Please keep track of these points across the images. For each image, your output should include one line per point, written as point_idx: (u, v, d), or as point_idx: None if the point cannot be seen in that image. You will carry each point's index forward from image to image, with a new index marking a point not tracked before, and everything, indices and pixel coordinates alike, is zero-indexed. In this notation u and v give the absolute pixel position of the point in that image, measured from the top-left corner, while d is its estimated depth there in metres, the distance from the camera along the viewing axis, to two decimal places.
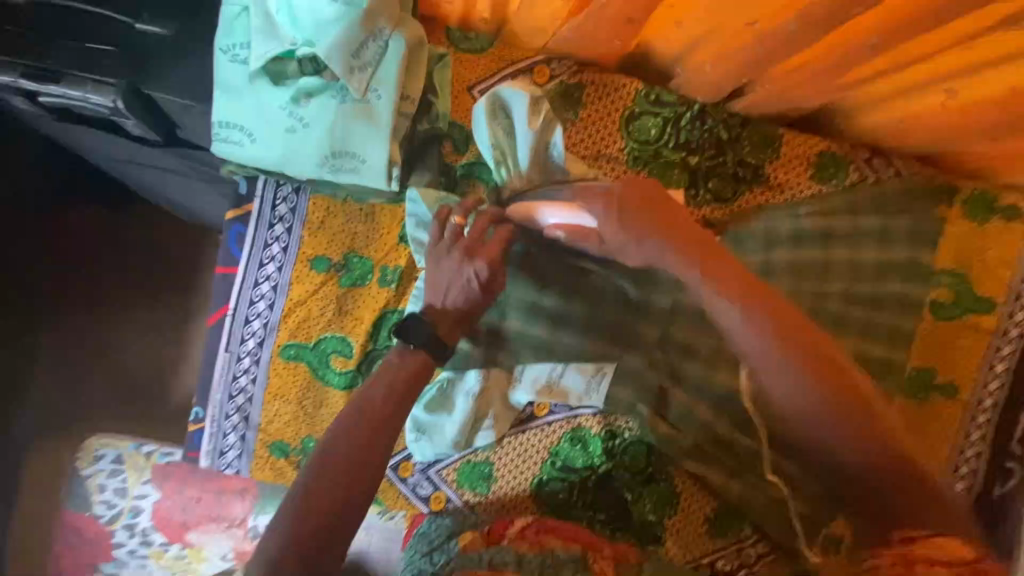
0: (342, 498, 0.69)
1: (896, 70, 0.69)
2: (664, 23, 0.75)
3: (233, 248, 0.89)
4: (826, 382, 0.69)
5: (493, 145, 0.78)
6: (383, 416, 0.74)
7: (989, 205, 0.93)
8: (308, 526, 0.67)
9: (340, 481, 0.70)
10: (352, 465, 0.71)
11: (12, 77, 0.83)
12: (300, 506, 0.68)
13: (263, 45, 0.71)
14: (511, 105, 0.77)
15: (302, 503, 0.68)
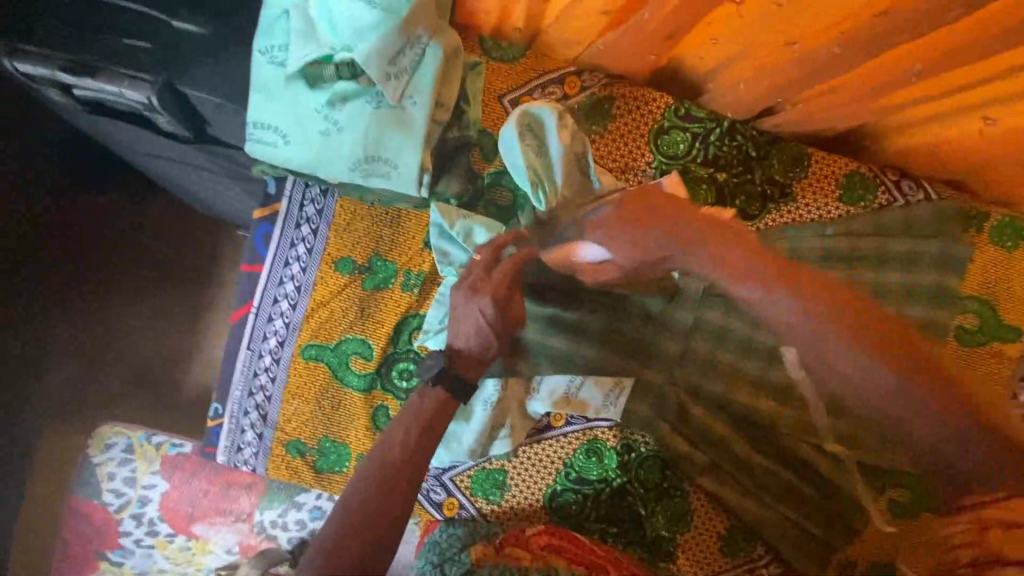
0: (384, 535, 0.63)
1: (938, 96, 0.69)
2: (702, 40, 0.75)
3: (260, 247, 0.90)
4: (919, 381, 0.52)
5: (528, 167, 0.79)
6: (414, 445, 0.68)
7: (1018, 232, 0.93)
8: (344, 556, 0.61)
9: (380, 513, 0.63)
10: (391, 495, 0.65)
11: (50, 70, 0.85)
12: (338, 536, 0.62)
13: (302, 49, 0.72)
14: (539, 125, 0.80)
15: (338, 534, 0.62)
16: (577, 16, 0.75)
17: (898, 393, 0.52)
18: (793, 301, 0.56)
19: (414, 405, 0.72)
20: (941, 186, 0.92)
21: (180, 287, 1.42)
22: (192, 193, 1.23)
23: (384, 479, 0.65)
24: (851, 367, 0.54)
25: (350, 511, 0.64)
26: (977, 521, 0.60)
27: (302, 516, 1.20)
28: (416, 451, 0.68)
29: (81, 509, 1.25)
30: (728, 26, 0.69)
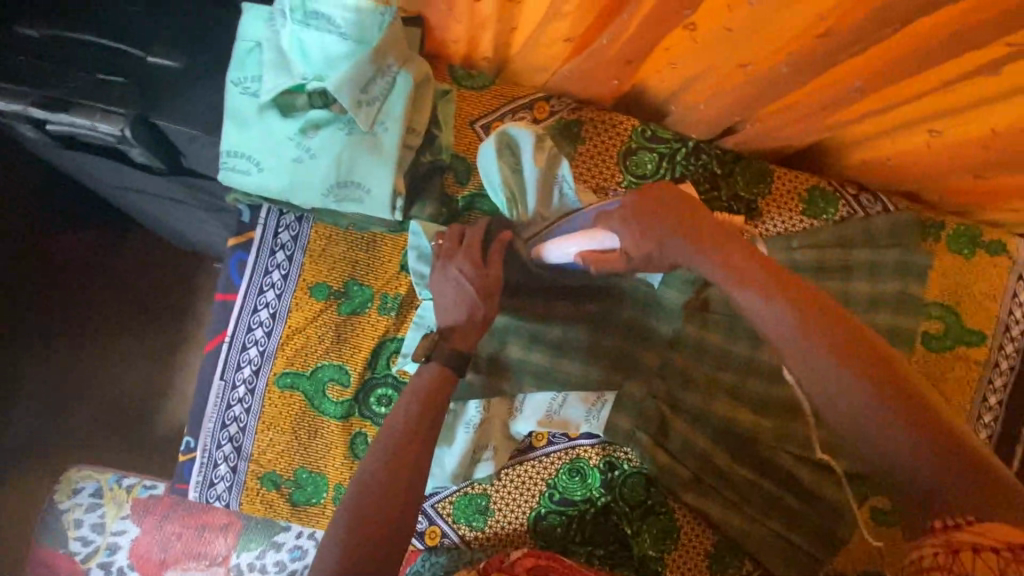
0: (396, 526, 0.64)
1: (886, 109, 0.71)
2: (662, 64, 0.77)
3: (234, 275, 0.90)
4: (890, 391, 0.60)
5: (502, 184, 0.82)
6: (419, 429, 0.69)
7: (975, 239, 0.97)
8: (355, 549, 0.61)
9: (391, 503, 0.64)
10: (401, 485, 0.65)
11: (21, 105, 0.84)
12: (349, 530, 0.62)
13: (274, 80, 0.73)
14: (517, 144, 0.82)
15: (350, 532, 0.62)
16: (540, 45, 0.77)
17: (874, 419, 0.61)
18: (801, 322, 0.63)
19: (413, 383, 0.71)
20: (899, 198, 0.96)
21: (160, 319, 1.40)
22: (169, 225, 1.23)
23: (388, 475, 0.65)
24: (849, 398, 0.62)
25: (359, 504, 0.64)
26: (948, 543, 0.56)
27: (281, 557, 1.16)
28: (416, 439, 0.68)
29: (44, 560, 1.18)
30: (685, 50, 0.71)
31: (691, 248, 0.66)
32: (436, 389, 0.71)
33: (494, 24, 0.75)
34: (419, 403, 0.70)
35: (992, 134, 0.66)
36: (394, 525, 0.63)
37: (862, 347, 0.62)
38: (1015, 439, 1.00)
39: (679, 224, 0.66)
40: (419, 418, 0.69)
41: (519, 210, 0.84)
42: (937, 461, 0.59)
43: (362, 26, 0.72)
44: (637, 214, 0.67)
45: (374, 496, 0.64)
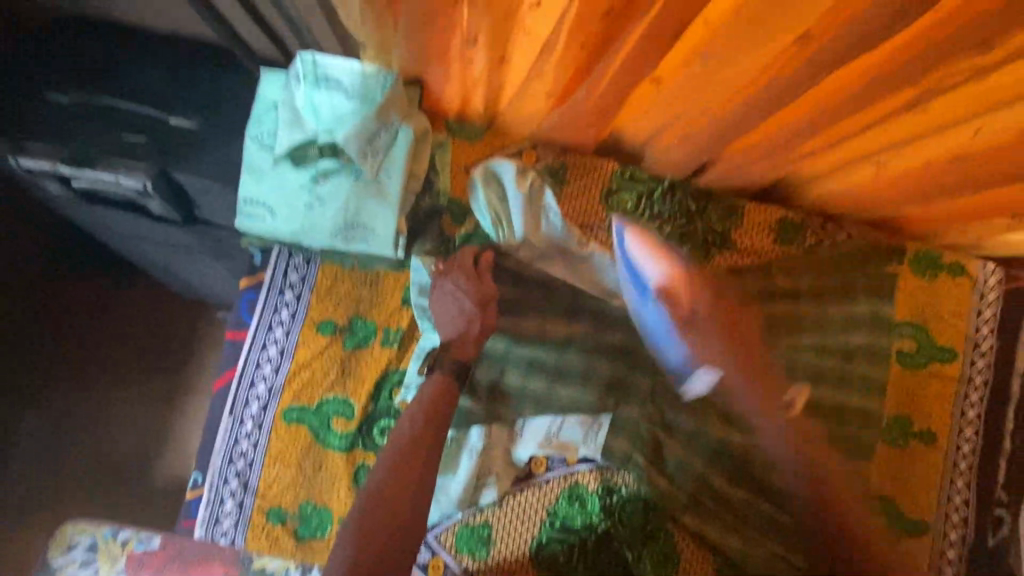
0: (399, 532, 0.75)
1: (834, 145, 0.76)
2: (634, 113, 0.86)
3: (245, 315, 0.95)
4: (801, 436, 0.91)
5: (490, 212, 0.92)
6: (424, 437, 0.81)
7: (935, 262, 1.04)
8: (371, 541, 0.74)
9: (397, 511, 0.76)
10: (405, 496, 0.77)
11: (52, 162, 0.92)
12: (360, 532, 0.75)
13: (289, 135, 0.82)
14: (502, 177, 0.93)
15: (361, 535, 0.74)
16: (524, 100, 0.86)
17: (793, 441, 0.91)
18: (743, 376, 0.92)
19: (419, 396, 0.84)
20: (864, 227, 1.03)
21: (166, 366, 1.45)
22: (179, 272, 1.29)
23: (398, 477, 0.78)
24: (775, 440, 0.93)
25: (370, 510, 0.76)
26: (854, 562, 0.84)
27: None
28: (419, 453, 0.80)
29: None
30: (652, 102, 0.79)
31: (700, 337, 0.90)
32: (438, 407, 0.83)
33: (483, 83, 0.83)
34: (424, 414, 0.82)
35: (924, 163, 0.74)
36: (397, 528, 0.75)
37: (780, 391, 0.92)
38: (999, 452, 1.03)
39: (707, 323, 0.90)
40: (423, 435, 0.81)
41: (505, 235, 0.93)
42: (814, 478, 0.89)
43: (368, 87, 0.82)
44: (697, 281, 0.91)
45: (384, 503, 0.76)
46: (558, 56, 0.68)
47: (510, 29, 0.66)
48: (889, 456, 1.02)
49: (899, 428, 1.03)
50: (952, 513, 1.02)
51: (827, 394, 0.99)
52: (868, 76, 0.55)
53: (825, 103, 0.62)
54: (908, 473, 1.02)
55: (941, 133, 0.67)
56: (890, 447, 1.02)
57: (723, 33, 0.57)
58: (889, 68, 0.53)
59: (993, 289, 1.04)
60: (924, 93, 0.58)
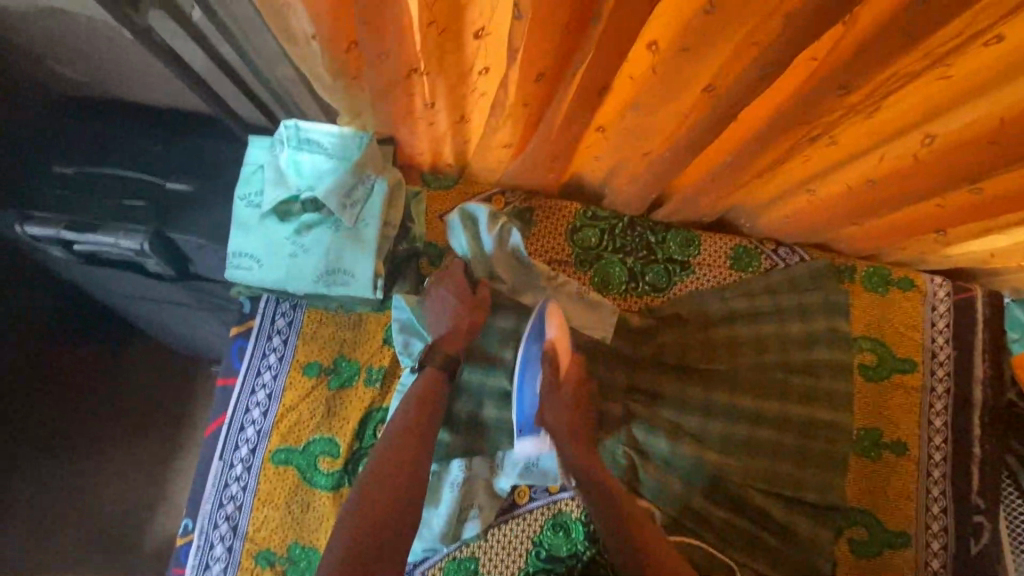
0: (394, 525, 0.79)
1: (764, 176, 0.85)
2: (588, 158, 0.95)
3: (235, 361, 1.00)
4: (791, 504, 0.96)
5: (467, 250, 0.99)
6: (418, 429, 0.85)
7: (885, 278, 1.10)
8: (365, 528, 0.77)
9: (389, 507, 0.79)
10: (400, 491, 0.80)
11: (55, 229, 0.99)
12: (355, 527, 0.77)
13: (274, 192, 0.90)
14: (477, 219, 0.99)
15: (356, 532, 0.77)
16: (488, 151, 0.94)
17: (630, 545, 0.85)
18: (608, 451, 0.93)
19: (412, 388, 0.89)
20: (813, 250, 1.11)
21: (160, 425, 1.49)
22: (173, 327, 1.34)
23: (393, 465, 0.82)
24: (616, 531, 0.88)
25: (365, 505, 0.79)
26: None
27: None
28: (413, 443, 0.84)
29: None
30: (601, 147, 0.88)
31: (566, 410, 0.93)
32: (431, 400, 0.88)
33: (449, 138, 0.92)
34: (417, 404, 0.87)
35: (848, 188, 0.82)
36: (391, 521, 0.79)
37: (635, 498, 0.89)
38: (969, 458, 1.07)
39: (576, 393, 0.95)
40: (414, 429, 0.85)
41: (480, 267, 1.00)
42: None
43: (345, 146, 0.90)
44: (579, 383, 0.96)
45: (379, 498, 0.79)
46: (509, 112, 0.77)
47: (466, 90, 0.75)
48: (864, 468, 1.05)
49: (871, 441, 1.06)
50: (932, 522, 1.04)
51: (797, 410, 1.03)
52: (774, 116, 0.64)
53: (744, 142, 0.71)
54: (884, 485, 1.04)
55: (855, 160, 0.75)
56: (864, 460, 1.05)
57: (647, 85, 0.66)
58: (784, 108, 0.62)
59: (944, 300, 1.10)
60: (823, 128, 0.66)
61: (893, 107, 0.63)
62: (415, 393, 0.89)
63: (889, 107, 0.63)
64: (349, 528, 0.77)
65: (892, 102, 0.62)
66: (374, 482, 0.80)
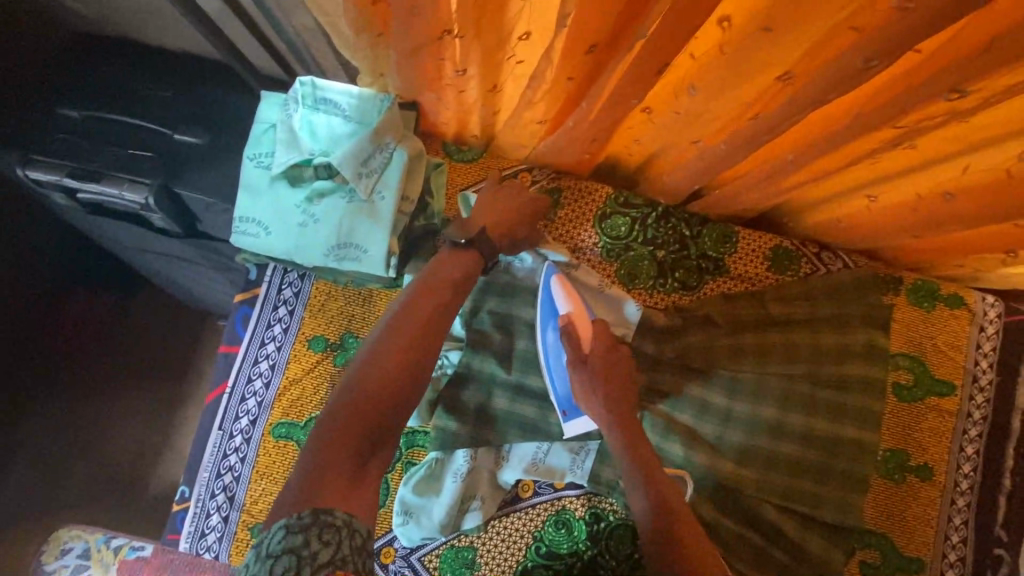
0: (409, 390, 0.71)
1: (824, 178, 0.77)
2: (627, 141, 0.87)
3: (239, 328, 0.96)
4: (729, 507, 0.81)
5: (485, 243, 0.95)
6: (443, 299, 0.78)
7: (932, 293, 1.03)
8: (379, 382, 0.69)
9: (407, 368, 0.72)
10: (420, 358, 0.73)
11: (58, 176, 0.94)
12: (368, 377, 0.69)
13: (285, 155, 0.83)
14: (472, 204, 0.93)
15: (354, 411, 0.67)
16: (519, 125, 0.86)
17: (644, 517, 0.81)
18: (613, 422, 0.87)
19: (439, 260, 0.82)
20: (857, 256, 1.03)
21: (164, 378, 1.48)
22: (181, 282, 1.31)
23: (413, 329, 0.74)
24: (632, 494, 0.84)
25: (381, 358, 0.71)
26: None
27: None
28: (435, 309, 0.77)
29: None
30: (644, 129, 0.80)
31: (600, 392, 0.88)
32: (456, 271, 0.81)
33: (479, 108, 0.84)
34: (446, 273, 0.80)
35: (916, 197, 0.74)
36: (392, 405, 0.70)
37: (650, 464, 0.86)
38: (997, 490, 1.01)
39: (604, 364, 0.89)
40: (438, 294, 0.78)
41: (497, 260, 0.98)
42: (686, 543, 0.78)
43: (365, 112, 0.85)
44: (604, 354, 0.89)
45: (382, 382, 0.69)
46: (548, 87, 0.70)
47: (503, 59, 0.68)
48: (884, 490, 1.00)
49: (895, 463, 1.01)
50: (950, 551, 1.00)
51: (822, 425, 0.97)
52: (861, 114, 0.55)
53: (814, 140, 0.63)
54: (904, 509, 1.00)
55: (931, 167, 0.67)
56: (886, 482, 1.00)
57: (711, 68, 0.59)
58: (873, 107, 0.54)
59: (993, 322, 1.02)
60: (907, 133, 0.58)
61: (994, 112, 0.54)
62: (432, 264, 0.82)
63: (987, 113, 0.54)
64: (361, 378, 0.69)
65: (995, 108, 0.53)
66: (378, 363, 0.71)
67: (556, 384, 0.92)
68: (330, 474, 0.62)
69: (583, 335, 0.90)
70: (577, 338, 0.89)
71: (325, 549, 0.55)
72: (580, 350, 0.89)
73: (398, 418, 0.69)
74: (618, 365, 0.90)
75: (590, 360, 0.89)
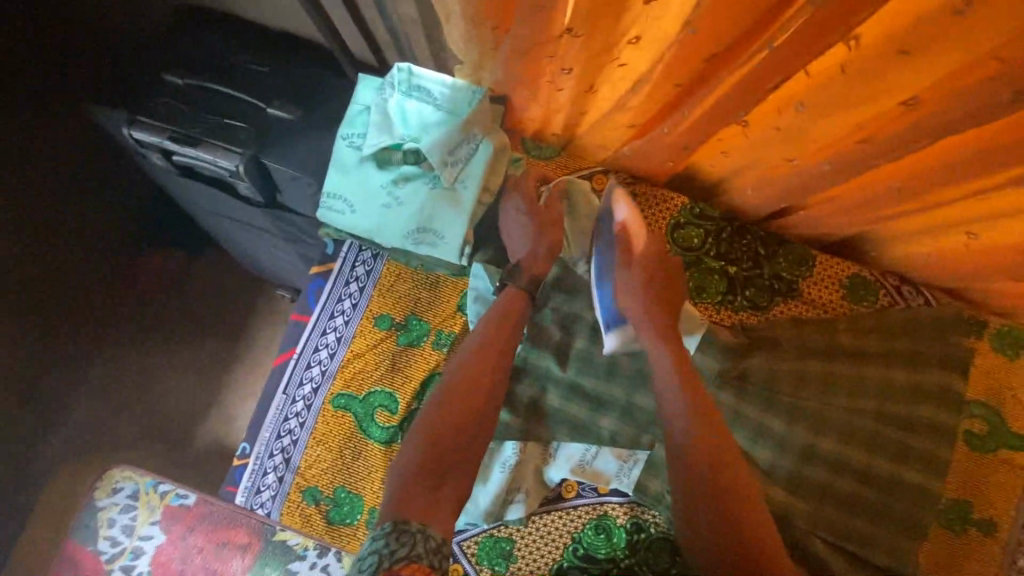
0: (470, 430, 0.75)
1: (931, 209, 0.74)
2: (713, 154, 0.85)
3: (311, 300, 1.02)
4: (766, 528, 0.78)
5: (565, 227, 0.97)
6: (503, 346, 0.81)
7: (1019, 341, 0.97)
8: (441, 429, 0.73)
9: (463, 413, 0.75)
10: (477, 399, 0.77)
11: (160, 138, 1.00)
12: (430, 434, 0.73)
13: (377, 138, 0.87)
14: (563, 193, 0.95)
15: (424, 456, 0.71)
16: (605, 127, 0.86)
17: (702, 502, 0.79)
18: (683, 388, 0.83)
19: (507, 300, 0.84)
20: (939, 294, 0.99)
21: (215, 336, 1.51)
22: (252, 250, 1.37)
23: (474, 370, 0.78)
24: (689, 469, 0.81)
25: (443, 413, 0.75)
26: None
27: None
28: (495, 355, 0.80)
29: (67, 556, 1.18)
30: (735, 142, 0.78)
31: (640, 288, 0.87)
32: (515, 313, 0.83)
33: (568, 108, 0.85)
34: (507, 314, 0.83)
35: None
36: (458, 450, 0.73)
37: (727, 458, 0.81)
38: None
39: (649, 271, 0.88)
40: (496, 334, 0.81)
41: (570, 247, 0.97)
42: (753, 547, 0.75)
43: (457, 102, 0.86)
44: (651, 265, 0.89)
45: (442, 431, 0.73)
46: (649, 91, 0.70)
47: (607, 60, 0.68)
48: (942, 541, 0.95)
49: (958, 514, 0.96)
50: None
51: (884, 465, 0.94)
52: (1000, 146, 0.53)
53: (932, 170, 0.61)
54: (964, 563, 0.95)
55: None
56: (945, 532, 0.96)
57: (828, 85, 0.57)
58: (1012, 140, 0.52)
59: None
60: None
61: None
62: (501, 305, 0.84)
63: None
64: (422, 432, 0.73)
65: None
66: (438, 410, 0.75)
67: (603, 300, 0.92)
68: (404, 504, 0.66)
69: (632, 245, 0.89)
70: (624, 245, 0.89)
71: (401, 548, 0.61)
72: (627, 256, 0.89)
73: (463, 461, 0.73)
74: (665, 281, 0.89)
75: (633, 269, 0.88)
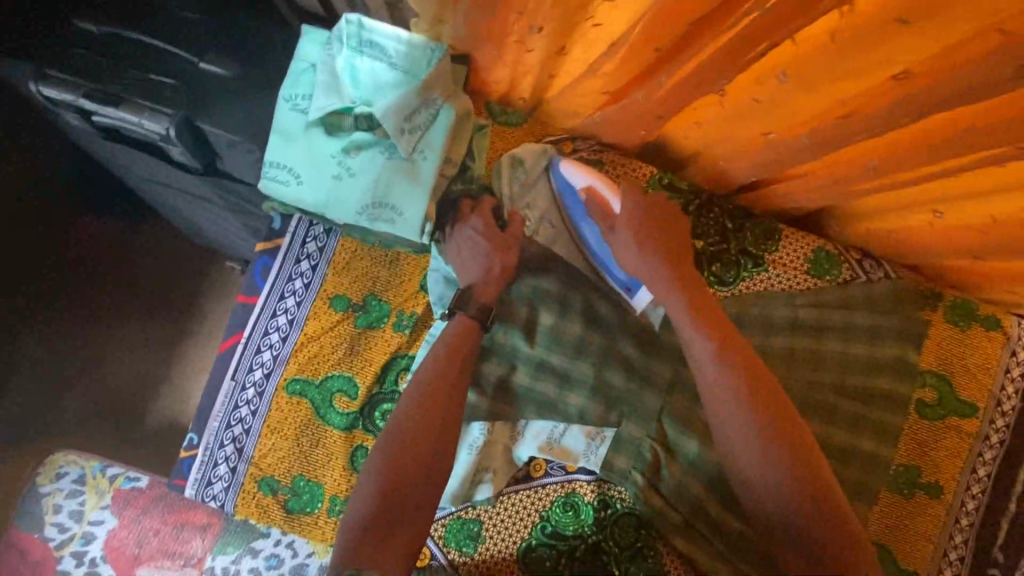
0: (428, 445, 0.76)
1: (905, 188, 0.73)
2: (686, 124, 0.81)
3: (257, 278, 0.93)
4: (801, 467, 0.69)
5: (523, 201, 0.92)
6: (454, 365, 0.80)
7: (971, 312, 1.00)
8: (402, 444, 0.75)
9: (422, 430, 0.76)
10: (439, 409, 0.78)
11: (75, 96, 0.87)
12: (391, 454, 0.74)
13: (324, 101, 0.78)
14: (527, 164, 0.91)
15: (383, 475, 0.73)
16: (577, 93, 0.81)
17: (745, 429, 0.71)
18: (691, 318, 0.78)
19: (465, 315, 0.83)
20: (900, 267, 1.00)
21: (157, 314, 1.40)
22: (191, 219, 1.25)
23: (432, 385, 0.79)
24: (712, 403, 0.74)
25: (399, 431, 0.76)
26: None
27: (257, 565, 1.05)
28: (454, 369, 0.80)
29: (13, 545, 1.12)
30: (711, 115, 0.74)
31: (635, 247, 0.82)
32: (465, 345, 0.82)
33: (536, 72, 0.78)
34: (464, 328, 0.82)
35: (995, 220, 0.71)
36: (418, 467, 0.75)
37: (754, 381, 0.74)
38: (1001, 513, 1.02)
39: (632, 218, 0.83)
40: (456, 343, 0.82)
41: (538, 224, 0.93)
42: (789, 472, 0.68)
43: (414, 61, 0.78)
44: (638, 216, 0.84)
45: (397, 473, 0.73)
46: (625, 55, 0.65)
47: (581, 19, 0.62)
48: (893, 503, 1.00)
49: (907, 478, 1.00)
50: (945, 568, 1.01)
51: (841, 435, 0.94)
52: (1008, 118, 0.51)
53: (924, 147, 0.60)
54: (911, 523, 1.00)
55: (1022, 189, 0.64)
56: (895, 495, 1.00)
57: (814, 54, 0.54)
58: (1006, 118, 0.51)
59: None
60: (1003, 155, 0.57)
61: None
62: (449, 338, 0.82)
63: None
64: (383, 454, 0.75)
65: None
66: (391, 443, 0.75)
67: (613, 270, 0.93)
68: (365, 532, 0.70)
69: (610, 201, 0.87)
70: (603, 207, 0.86)
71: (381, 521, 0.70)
72: (610, 218, 0.85)
73: (422, 475, 0.74)
74: (648, 216, 0.84)
75: (619, 229, 0.84)
